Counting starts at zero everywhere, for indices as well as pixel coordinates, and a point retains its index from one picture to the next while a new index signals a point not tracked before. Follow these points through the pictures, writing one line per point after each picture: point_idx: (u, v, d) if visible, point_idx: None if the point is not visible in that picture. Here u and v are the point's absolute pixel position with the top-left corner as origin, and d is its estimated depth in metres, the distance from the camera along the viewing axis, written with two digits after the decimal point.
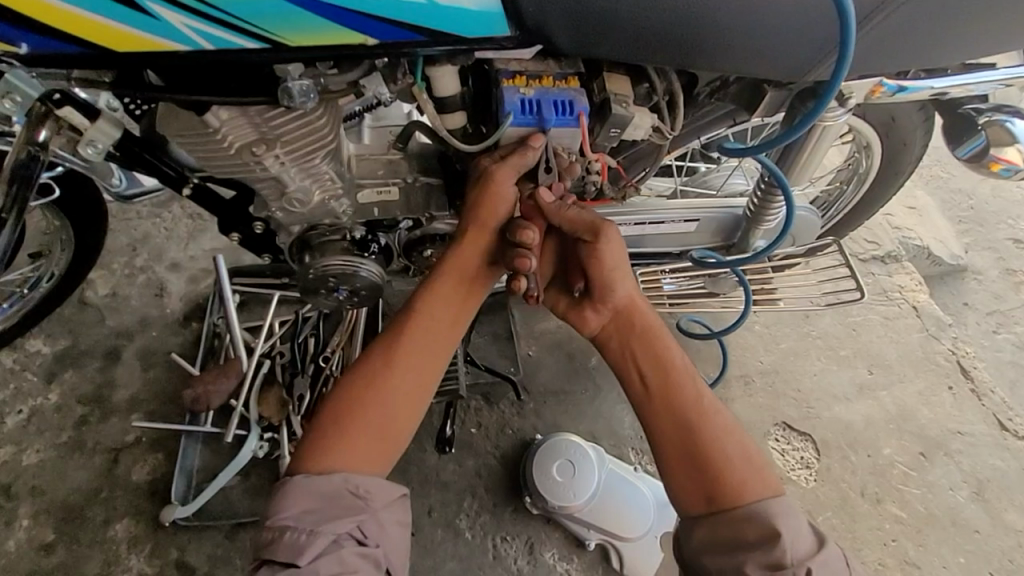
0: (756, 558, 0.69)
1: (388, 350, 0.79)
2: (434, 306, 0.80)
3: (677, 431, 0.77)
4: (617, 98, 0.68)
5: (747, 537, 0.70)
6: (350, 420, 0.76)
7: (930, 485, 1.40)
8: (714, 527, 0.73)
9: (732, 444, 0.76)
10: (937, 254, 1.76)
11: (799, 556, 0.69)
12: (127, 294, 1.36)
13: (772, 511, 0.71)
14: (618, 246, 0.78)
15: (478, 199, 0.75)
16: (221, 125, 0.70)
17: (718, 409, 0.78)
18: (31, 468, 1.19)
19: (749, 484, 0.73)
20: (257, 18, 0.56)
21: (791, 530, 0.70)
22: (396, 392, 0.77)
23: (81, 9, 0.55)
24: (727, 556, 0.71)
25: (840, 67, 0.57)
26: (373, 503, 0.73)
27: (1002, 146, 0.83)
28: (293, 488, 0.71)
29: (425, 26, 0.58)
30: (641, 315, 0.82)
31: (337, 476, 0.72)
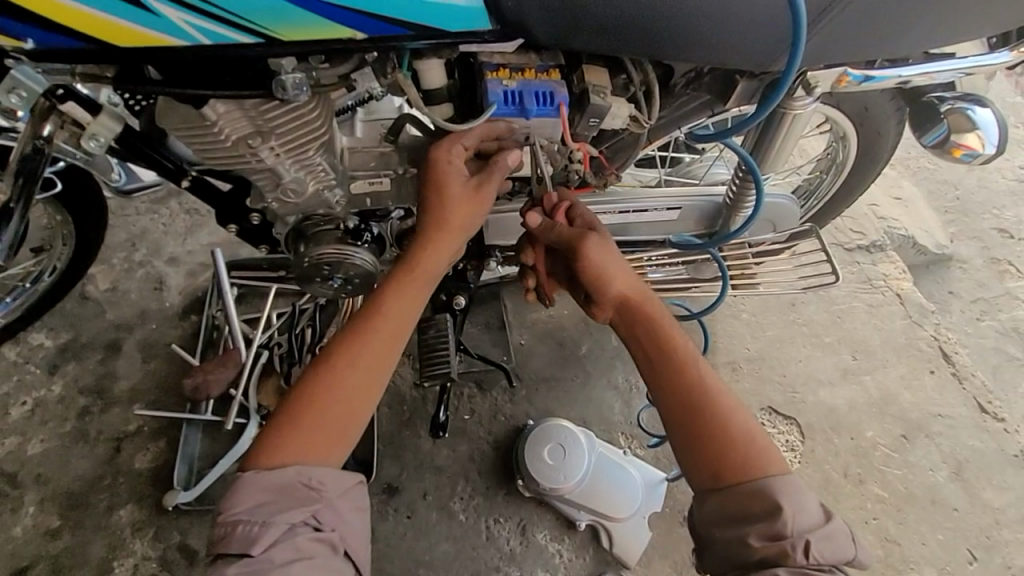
0: (759, 528, 0.73)
1: (347, 344, 0.81)
2: (392, 302, 0.83)
3: (685, 410, 0.80)
4: (595, 89, 0.71)
5: (751, 509, 0.74)
6: (304, 414, 0.78)
7: (911, 465, 1.44)
8: (718, 501, 0.76)
9: (739, 423, 0.79)
10: (921, 244, 1.80)
11: (799, 527, 0.72)
12: (127, 287, 1.39)
13: (777, 486, 0.74)
14: (606, 242, 0.86)
15: (440, 194, 0.80)
16: (218, 119, 0.73)
17: (726, 390, 0.81)
18: (35, 457, 1.22)
19: (753, 461, 0.76)
20: (252, 15, 0.60)
21: (794, 504, 0.73)
22: (352, 385, 0.79)
23: (87, 7, 0.59)
24: (731, 527, 0.75)
25: (795, 55, 0.61)
26: (327, 493, 0.75)
27: (963, 133, 0.86)
28: (245, 484, 0.73)
29: (411, 21, 0.61)
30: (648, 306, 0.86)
31: (291, 468, 0.74)
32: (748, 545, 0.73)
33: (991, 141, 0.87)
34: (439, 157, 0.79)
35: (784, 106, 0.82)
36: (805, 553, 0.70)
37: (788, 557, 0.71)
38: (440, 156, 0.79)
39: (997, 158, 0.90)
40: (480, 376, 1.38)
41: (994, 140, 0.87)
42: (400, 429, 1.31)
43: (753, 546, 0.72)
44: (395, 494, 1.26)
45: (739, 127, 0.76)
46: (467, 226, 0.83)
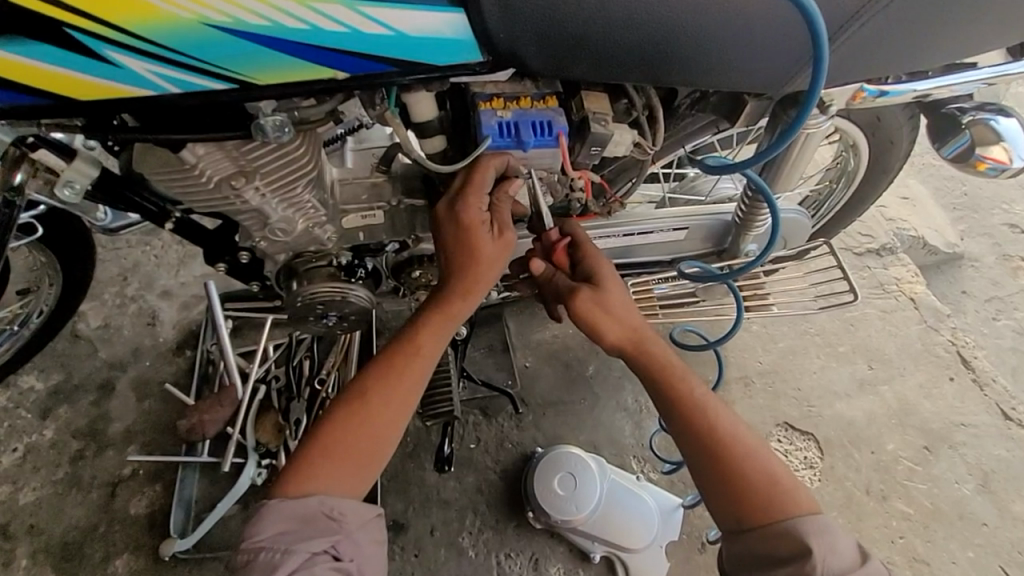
0: (786, 572, 0.68)
1: (377, 381, 0.77)
2: (425, 342, 0.78)
3: (700, 453, 0.76)
4: (595, 117, 0.67)
5: (777, 552, 0.70)
6: (332, 451, 0.74)
7: (936, 479, 1.39)
8: (743, 544, 0.72)
9: (759, 463, 0.75)
10: (932, 244, 1.75)
11: (829, 568, 0.67)
12: (119, 324, 1.35)
13: (803, 527, 0.70)
14: (616, 287, 0.82)
15: (470, 240, 0.74)
16: (198, 160, 0.69)
17: (742, 429, 0.77)
18: (27, 507, 1.17)
19: (778, 501, 0.72)
20: (223, 61, 0.56)
21: (825, 545, 0.68)
22: (373, 427, 0.75)
23: (44, 62, 0.54)
24: (758, 570, 0.71)
25: (816, 76, 0.56)
26: (347, 524, 0.71)
27: (988, 145, 0.82)
28: (269, 510, 0.70)
29: (396, 58, 0.57)
30: (652, 348, 0.81)
31: (313, 498, 0.70)
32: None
33: (1017, 153, 0.82)
34: (473, 219, 0.73)
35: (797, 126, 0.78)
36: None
37: None
38: (471, 217, 0.73)
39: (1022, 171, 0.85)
40: (484, 402, 1.33)
41: (1020, 152, 0.83)
42: (404, 461, 1.27)
43: None
44: (401, 531, 1.21)
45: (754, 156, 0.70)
46: (497, 271, 0.77)
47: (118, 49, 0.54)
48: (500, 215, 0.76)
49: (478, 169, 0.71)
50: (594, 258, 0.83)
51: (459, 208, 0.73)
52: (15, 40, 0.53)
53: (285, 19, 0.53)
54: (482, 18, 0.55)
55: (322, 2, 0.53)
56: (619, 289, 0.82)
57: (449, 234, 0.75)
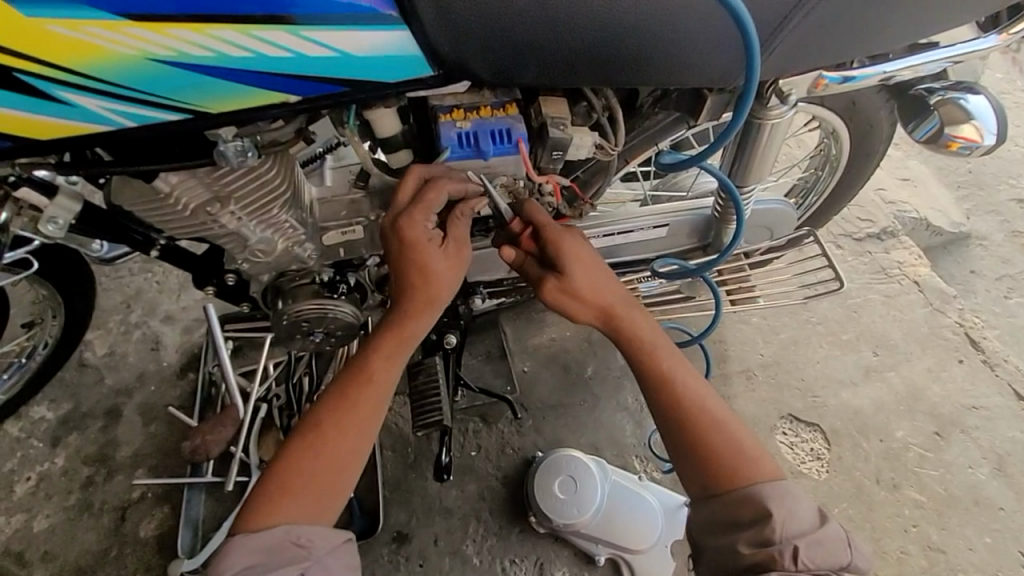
0: (746, 535, 0.72)
1: (333, 412, 0.78)
2: (378, 368, 0.80)
3: (671, 424, 0.80)
4: (553, 122, 0.68)
5: (737, 518, 0.74)
6: (292, 484, 0.75)
7: (949, 465, 1.36)
8: (709, 510, 0.77)
9: (724, 433, 0.79)
10: (936, 225, 1.72)
11: (788, 533, 0.71)
12: (124, 351, 1.38)
13: (764, 493, 0.74)
14: (592, 265, 0.83)
15: (417, 262, 0.75)
16: (172, 189, 0.72)
17: (709, 402, 0.81)
18: (42, 534, 1.20)
19: (742, 470, 0.76)
20: (176, 92, 0.57)
21: (784, 511, 0.72)
22: (337, 457, 0.77)
23: (4, 106, 0.57)
24: (723, 535, 0.75)
25: (751, 70, 0.57)
26: (315, 550, 0.72)
27: (958, 124, 0.80)
28: (234, 546, 0.71)
29: (343, 77, 0.58)
30: (625, 324, 0.84)
31: (279, 528, 0.72)
32: (737, 551, 0.72)
33: (988, 129, 0.81)
34: (414, 236, 0.74)
35: (758, 116, 0.75)
36: (794, 559, 0.69)
37: (775, 563, 0.69)
38: (416, 235, 0.74)
39: (996, 147, 0.84)
40: (484, 410, 1.31)
41: (991, 128, 0.81)
42: (405, 472, 1.27)
43: (741, 554, 0.72)
44: (405, 542, 1.21)
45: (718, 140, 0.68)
46: (448, 292, 0.79)
47: (70, 90, 0.56)
48: (447, 234, 0.77)
49: (432, 188, 0.71)
50: (562, 243, 0.81)
51: (402, 224, 0.73)
52: None
53: (229, 48, 0.54)
54: (425, 32, 0.56)
55: (262, 29, 0.54)
56: (589, 272, 0.83)
57: (395, 252, 0.76)
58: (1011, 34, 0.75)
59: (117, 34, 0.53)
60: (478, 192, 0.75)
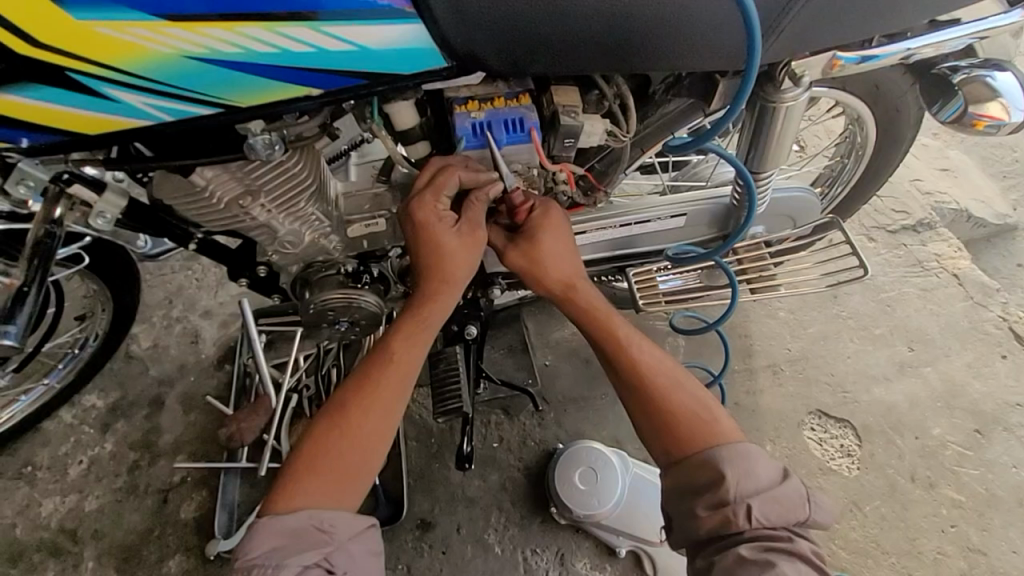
0: (705, 499, 0.75)
1: (354, 393, 0.82)
2: (398, 348, 0.83)
3: (633, 392, 0.84)
4: (565, 110, 0.69)
5: (696, 480, 0.77)
6: (316, 466, 0.79)
7: (991, 464, 1.31)
8: (672, 477, 0.79)
9: (682, 396, 0.82)
10: (978, 216, 1.65)
11: (743, 493, 0.74)
12: (166, 344, 1.46)
13: (721, 455, 0.77)
14: (561, 236, 0.86)
15: (429, 241, 0.78)
16: (208, 183, 0.76)
17: (666, 368, 0.85)
18: (92, 513, 1.28)
19: (700, 434, 0.80)
20: (208, 88, 0.62)
21: (739, 472, 0.75)
22: (359, 435, 0.80)
23: (57, 103, 0.62)
24: (685, 499, 0.78)
25: (751, 52, 0.58)
26: (338, 535, 0.76)
27: (983, 102, 0.78)
28: (260, 528, 0.74)
29: (361, 70, 0.61)
30: (585, 294, 0.88)
31: (302, 513, 0.75)
32: (696, 515, 0.76)
33: (1015, 107, 0.79)
34: (427, 218, 0.77)
35: (772, 99, 0.74)
36: (747, 518, 0.73)
37: (731, 524, 0.73)
38: (425, 215, 0.77)
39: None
40: (506, 402, 1.34)
41: (1019, 105, 0.79)
42: (429, 462, 1.30)
43: (699, 516, 0.75)
44: (428, 530, 1.24)
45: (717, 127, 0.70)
46: (464, 274, 0.82)
47: (115, 87, 0.61)
48: (463, 216, 0.80)
49: (443, 173, 0.75)
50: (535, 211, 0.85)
51: (415, 207, 0.76)
52: (26, 86, 0.60)
53: (255, 44, 0.58)
54: (436, 23, 0.58)
55: (287, 26, 0.57)
56: (555, 242, 0.85)
57: (410, 234, 0.79)
58: None
59: (156, 34, 0.57)
60: (490, 178, 0.77)
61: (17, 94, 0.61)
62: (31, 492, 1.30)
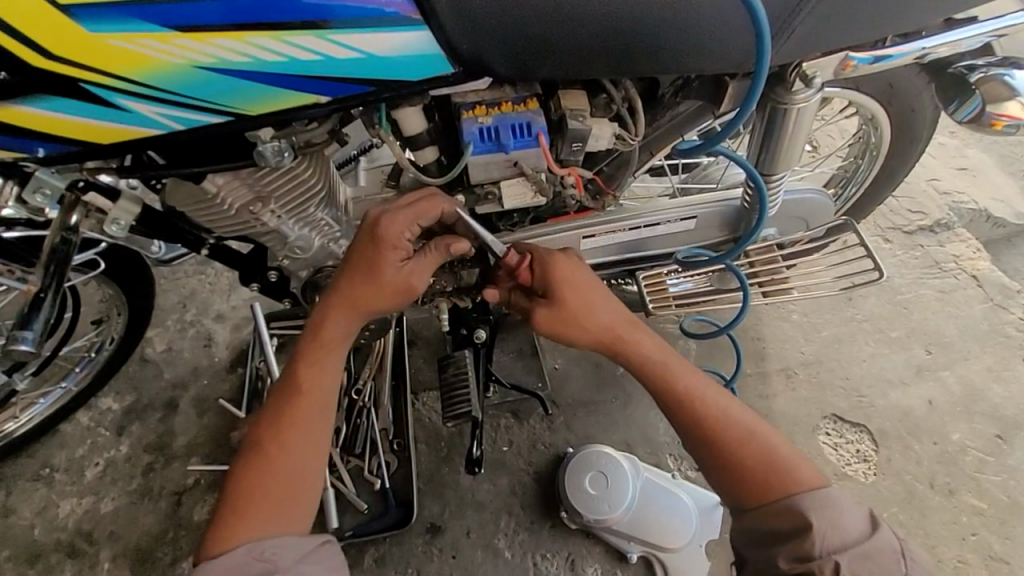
0: (786, 549, 0.71)
1: (276, 423, 0.79)
2: (305, 376, 0.81)
3: (700, 437, 0.80)
4: (573, 113, 0.69)
5: (776, 529, 0.73)
6: (251, 500, 0.75)
7: (1012, 470, 1.28)
8: (744, 523, 0.76)
9: (755, 442, 0.78)
10: (998, 216, 1.62)
11: (830, 546, 0.69)
12: (180, 347, 1.48)
13: (802, 504, 0.72)
14: (582, 280, 0.87)
15: (373, 267, 0.79)
16: (219, 190, 0.77)
17: (734, 413, 0.80)
18: (108, 515, 1.30)
19: (778, 481, 0.75)
20: (218, 97, 0.62)
21: (825, 520, 0.71)
22: (294, 465, 0.78)
23: (71, 113, 0.63)
24: (762, 547, 0.74)
25: (762, 55, 0.57)
26: (281, 563, 0.72)
27: (1001, 101, 0.76)
28: (203, 571, 0.71)
29: (369, 77, 0.61)
30: (635, 338, 0.87)
31: (239, 550, 0.72)
32: (775, 564, 0.71)
33: None
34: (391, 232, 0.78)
35: (783, 102, 0.72)
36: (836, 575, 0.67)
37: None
38: (388, 233, 0.78)
39: None
40: (516, 405, 1.35)
41: None
42: (439, 466, 1.30)
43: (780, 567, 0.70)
44: (438, 534, 1.24)
45: (726, 132, 0.69)
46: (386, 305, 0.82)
47: (128, 97, 0.62)
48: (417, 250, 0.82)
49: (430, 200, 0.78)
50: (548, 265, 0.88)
51: (382, 219, 0.78)
52: (41, 98, 0.61)
53: (263, 53, 0.59)
54: (443, 30, 0.58)
55: (295, 35, 0.58)
56: (583, 290, 0.87)
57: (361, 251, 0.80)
58: None
59: (166, 44, 0.58)
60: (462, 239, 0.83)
61: (33, 105, 0.62)
62: (49, 494, 1.32)
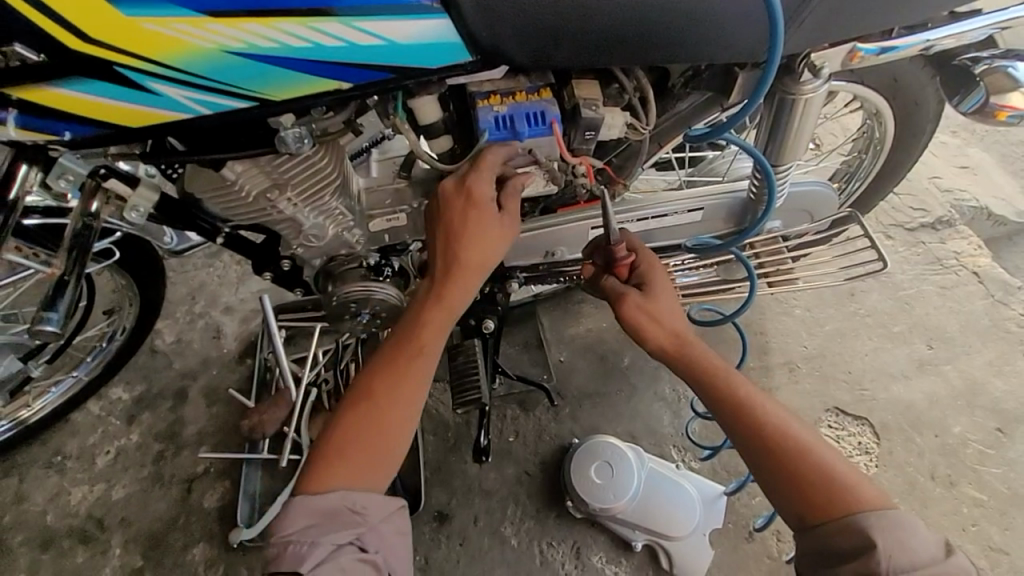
0: (851, 568, 0.67)
1: (379, 381, 0.82)
2: (425, 339, 0.82)
3: (758, 452, 0.77)
4: (585, 103, 0.70)
5: (839, 545, 0.69)
6: (346, 450, 0.79)
7: (1013, 463, 1.29)
8: (806, 539, 0.73)
9: (814, 461, 0.75)
10: (1000, 213, 1.63)
11: (897, 567, 0.65)
12: (189, 338, 1.49)
13: (867, 522, 0.69)
14: (666, 285, 0.89)
15: (466, 225, 0.78)
16: (237, 177, 0.79)
17: (795, 428, 0.77)
18: (119, 502, 1.31)
19: (841, 499, 0.72)
20: (244, 82, 0.64)
21: (891, 539, 0.67)
22: (389, 423, 0.81)
23: (100, 96, 0.64)
24: (823, 567, 0.70)
25: (774, 43, 0.59)
26: (369, 516, 0.76)
27: (1005, 92, 0.78)
28: (292, 509, 0.75)
29: (391, 64, 0.63)
30: (693, 347, 0.85)
31: (335, 495, 0.76)
32: None
33: None
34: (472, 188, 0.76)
35: (792, 92, 0.74)
36: None
37: None
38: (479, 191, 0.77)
39: None
40: (521, 397, 1.37)
41: None
42: (446, 455, 1.31)
43: None
44: (446, 522, 1.25)
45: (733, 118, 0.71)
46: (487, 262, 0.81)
47: (157, 80, 0.63)
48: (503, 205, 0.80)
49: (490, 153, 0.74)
50: (649, 265, 0.90)
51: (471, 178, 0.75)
52: (73, 80, 0.63)
53: (290, 39, 0.60)
54: (464, 17, 0.60)
55: (321, 21, 0.60)
56: (664, 297, 0.88)
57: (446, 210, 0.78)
58: None
59: (196, 28, 0.59)
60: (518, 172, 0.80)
61: (64, 88, 0.63)
62: (61, 481, 1.34)
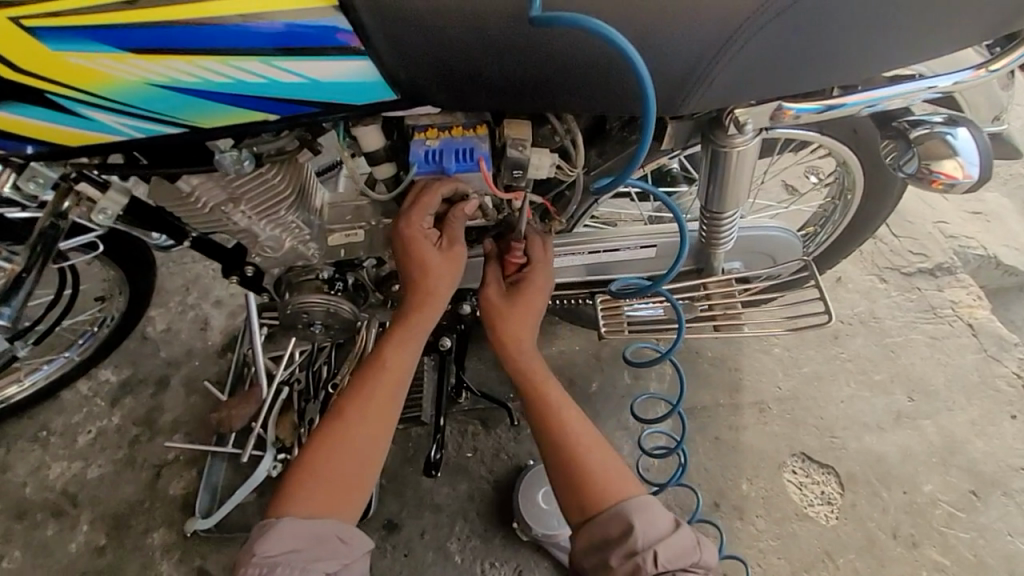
0: (616, 550, 0.78)
1: (350, 398, 0.87)
2: (390, 356, 0.88)
3: (550, 450, 0.87)
4: (512, 142, 0.73)
5: (608, 532, 0.79)
6: (318, 472, 0.83)
7: (983, 529, 1.24)
8: (584, 529, 0.82)
9: (597, 457, 0.85)
10: (1007, 263, 1.57)
11: (647, 542, 0.77)
12: (178, 328, 1.56)
13: (629, 507, 0.80)
14: (536, 286, 0.91)
15: (423, 267, 0.83)
16: (194, 190, 0.83)
17: (586, 429, 0.88)
18: (93, 480, 1.38)
19: (610, 488, 0.83)
20: (174, 111, 0.69)
21: (645, 521, 0.79)
22: (358, 443, 0.85)
23: (43, 121, 0.70)
24: (595, 552, 0.80)
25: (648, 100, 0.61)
26: (353, 548, 0.81)
27: (941, 160, 0.80)
28: (273, 533, 0.78)
29: (312, 99, 0.67)
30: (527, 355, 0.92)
31: (315, 518, 0.80)
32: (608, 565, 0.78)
33: (971, 166, 0.81)
34: (414, 233, 0.81)
35: (719, 145, 0.76)
36: (653, 564, 0.75)
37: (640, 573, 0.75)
38: (413, 232, 0.81)
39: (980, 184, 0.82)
40: (484, 414, 1.38)
41: (974, 164, 0.81)
42: (403, 466, 1.33)
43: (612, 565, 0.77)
44: (394, 531, 1.27)
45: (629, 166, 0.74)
46: (446, 286, 0.85)
47: (91, 108, 0.68)
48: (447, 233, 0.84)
49: (426, 193, 0.78)
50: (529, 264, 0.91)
51: (404, 225, 0.81)
52: (17, 105, 0.69)
53: (212, 75, 0.66)
54: (381, 60, 0.64)
55: (240, 60, 0.65)
56: (528, 300, 0.91)
57: (401, 251, 0.83)
58: (988, 71, 0.76)
59: (124, 64, 0.65)
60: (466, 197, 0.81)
61: (10, 111, 0.69)
62: (43, 455, 1.42)
